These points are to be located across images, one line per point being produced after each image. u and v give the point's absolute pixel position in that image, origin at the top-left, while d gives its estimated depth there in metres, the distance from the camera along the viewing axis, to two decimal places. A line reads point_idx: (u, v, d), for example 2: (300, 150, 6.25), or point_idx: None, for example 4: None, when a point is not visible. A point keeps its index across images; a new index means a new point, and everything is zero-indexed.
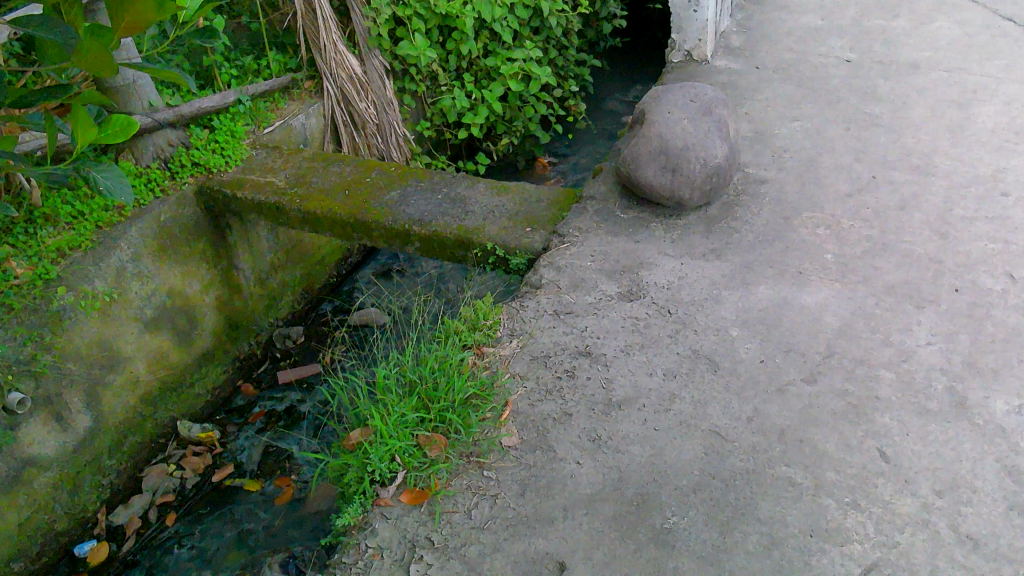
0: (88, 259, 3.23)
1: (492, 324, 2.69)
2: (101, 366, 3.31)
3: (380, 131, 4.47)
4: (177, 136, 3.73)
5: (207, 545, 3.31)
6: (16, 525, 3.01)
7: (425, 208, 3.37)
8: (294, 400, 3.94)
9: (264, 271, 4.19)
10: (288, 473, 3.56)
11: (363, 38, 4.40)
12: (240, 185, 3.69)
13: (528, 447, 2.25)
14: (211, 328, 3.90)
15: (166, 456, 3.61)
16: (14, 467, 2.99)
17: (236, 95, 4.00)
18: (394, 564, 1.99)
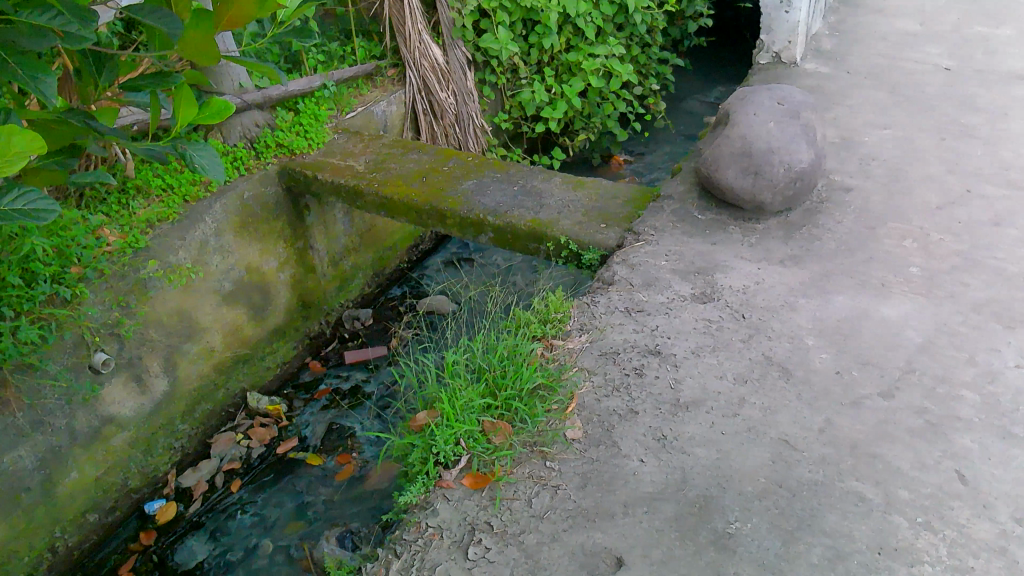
0: (174, 231, 3.38)
1: (562, 318, 2.72)
2: (180, 334, 3.46)
3: (458, 121, 4.53)
4: (264, 117, 3.88)
5: (269, 513, 3.43)
6: (93, 479, 3.18)
7: (501, 199, 3.40)
8: (359, 380, 4.02)
9: (338, 253, 4.30)
10: (349, 450, 3.65)
11: (447, 29, 4.46)
12: (321, 167, 3.79)
13: (592, 441, 2.26)
14: (285, 305, 4.02)
15: (234, 425, 3.75)
16: (95, 424, 3.16)
17: (321, 80, 4.14)
18: (453, 545, 2.03)
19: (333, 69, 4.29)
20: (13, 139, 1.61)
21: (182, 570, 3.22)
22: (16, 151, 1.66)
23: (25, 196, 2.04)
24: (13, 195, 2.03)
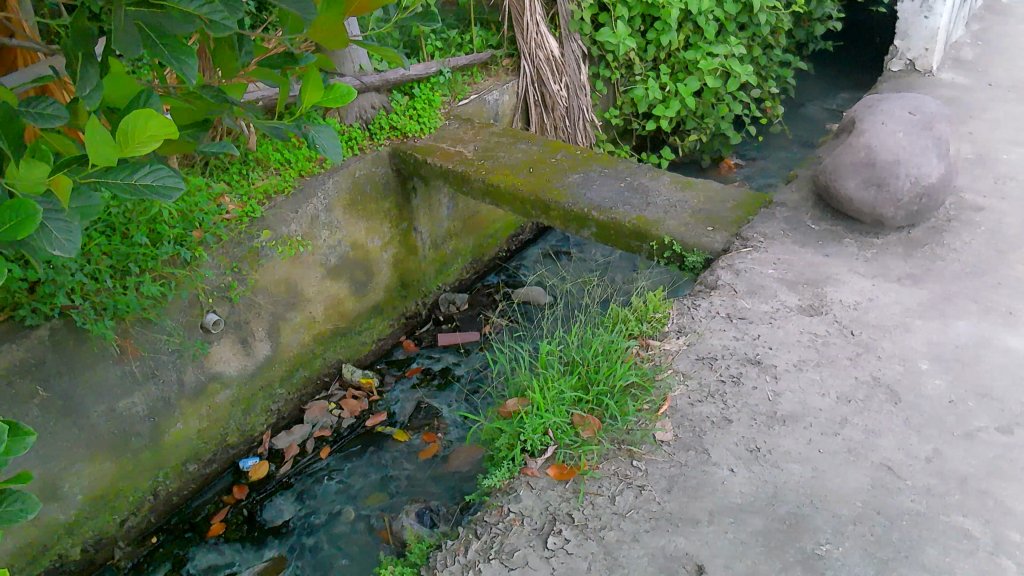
0: (288, 203, 3.55)
1: (660, 318, 2.70)
2: (285, 303, 3.62)
3: (568, 114, 4.54)
4: (380, 100, 4.02)
5: (353, 483, 3.53)
6: (196, 431, 3.39)
7: (606, 194, 3.39)
8: (450, 362, 4.09)
9: (440, 238, 4.38)
10: (435, 430, 3.71)
11: (565, 22, 4.48)
12: (431, 151, 3.87)
13: (681, 445, 2.23)
14: (385, 283, 4.14)
15: (328, 394, 3.90)
16: (202, 379, 3.36)
17: (438, 67, 4.26)
18: (533, 533, 2.05)
19: (449, 57, 4.39)
20: (149, 122, 1.40)
21: (268, 527, 3.34)
22: (149, 135, 1.43)
23: (154, 171, 1.55)
24: (139, 170, 1.54)
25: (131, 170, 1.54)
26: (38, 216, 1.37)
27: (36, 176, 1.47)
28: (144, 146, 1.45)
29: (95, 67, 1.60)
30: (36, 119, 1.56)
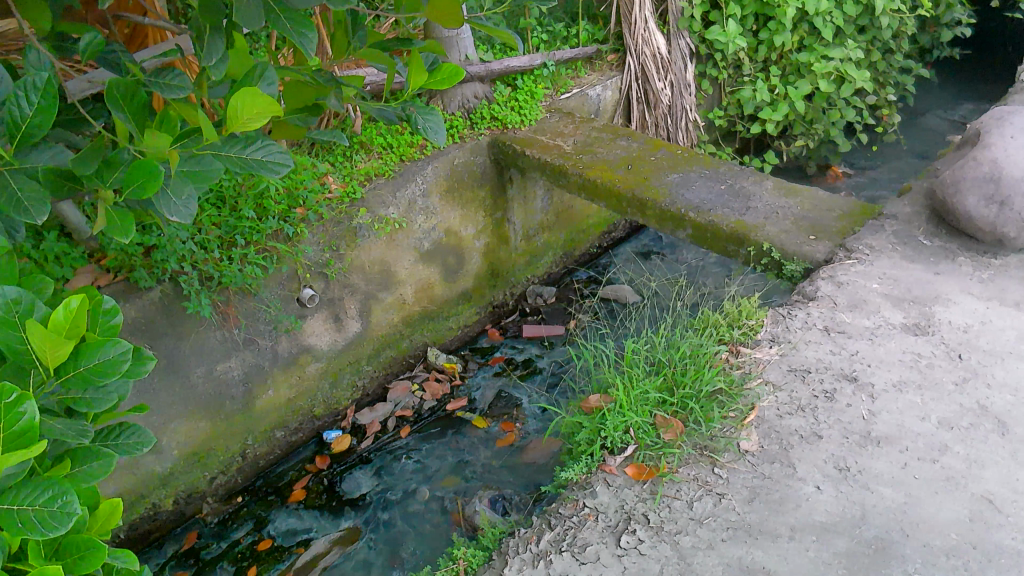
0: (387, 186, 3.64)
1: (753, 326, 2.63)
2: (378, 283, 3.73)
3: (671, 113, 4.47)
4: (483, 90, 4.08)
5: (429, 463, 3.58)
6: (285, 399, 3.54)
7: (705, 196, 3.32)
8: (533, 354, 4.10)
9: (532, 230, 4.38)
10: (514, 419, 3.71)
11: (674, 19, 4.41)
12: (530, 143, 3.89)
13: (766, 457, 2.17)
14: (475, 271, 4.18)
15: (412, 375, 3.99)
16: (294, 351, 3.50)
17: (542, 60, 4.29)
18: (606, 529, 2.04)
19: (555, 50, 4.40)
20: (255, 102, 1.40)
21: (346, 498, 3.45)
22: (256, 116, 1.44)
23: (267, 146, 1.58)
24: (252, 144, 1.57)
25: (244, 145, 1.57)
26: (162, 176, 1.43)
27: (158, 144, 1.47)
28: (251, 122, 1.45)
29: (222, 40, 1.64)
30: (163, 90, 1.60)
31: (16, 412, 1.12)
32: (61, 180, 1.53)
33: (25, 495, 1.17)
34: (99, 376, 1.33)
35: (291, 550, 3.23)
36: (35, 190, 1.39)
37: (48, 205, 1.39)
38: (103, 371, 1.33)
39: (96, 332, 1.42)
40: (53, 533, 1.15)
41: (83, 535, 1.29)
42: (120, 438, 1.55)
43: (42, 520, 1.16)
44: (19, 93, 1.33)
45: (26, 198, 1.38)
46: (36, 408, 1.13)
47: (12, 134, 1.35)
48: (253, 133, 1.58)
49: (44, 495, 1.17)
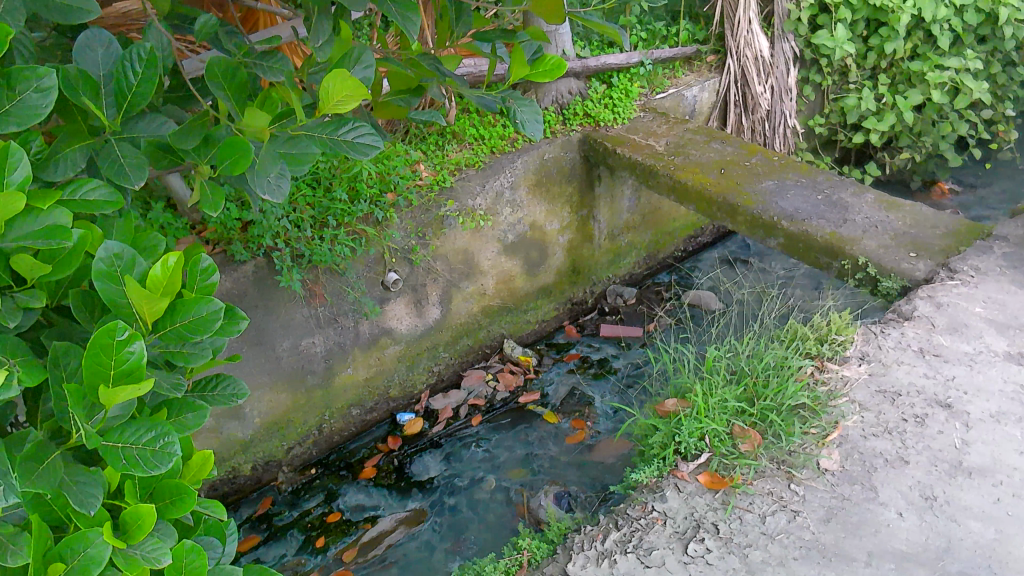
0: (477, 177, 3.69)
1: (843, 342, 2.53)
2: (460, 272, 3.78)
3: (769, 118, 4.36)
4: (578, 86, 4.08)
5: (498, 454, 3.59)
6: (362, 378, 3.64)
7: (800, 205, 3.23)
8: (609, 353, 4.07)
9: (617, 229, 4.33)
10: (585, 417, 3.68)
11: (779, 21, 4.29)
12: (622, 142, 3.86)
13: (846, 477, 2.11)
14: (557, 266, 4.18)
15: (487, 365, 4.03)
16: (375, 332, 3.60)
17: (639, 58, 4.25)
18: (674, 535, 2.02)
19: (653, 48, 4.36)
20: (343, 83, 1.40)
21: (414, 480, 3.51)
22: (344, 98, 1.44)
23: (357, 128, 1.50)
24: (343, 125, 1.51)
25: (336, 127, 1.52)
26: (253, 156, 1.42)
27: (257, 123, 1.48)
28: (341, 105, 1.45)
29: (328, 23, 1.70)
30: (264, 72, 1.66)
31: (125, 351, 1.12)
32: (161, 155, 1.53)
33: (128, 434, 1.18)
34: (195, 333, 1.29)
35: (359, 525, 3.32)
36: (136, 157, 1.39)
37: (147, 170, 1.39)
38: (200, 328, 1.29)
39: (193, 289, 1.36)
40: (153, 472, 1.17)
41: (175, 480, 1.33)
42: (219, 389, 1.52)
43: (144, 460, 1.17)
44: (127, 64, 1.32)
45: (126, 164, 1.38)
46: (143, 349, 1.13)
47: (120, 102, 1.35)
48: (345, 115, 1.51)
49: (146, 437, 1.18)
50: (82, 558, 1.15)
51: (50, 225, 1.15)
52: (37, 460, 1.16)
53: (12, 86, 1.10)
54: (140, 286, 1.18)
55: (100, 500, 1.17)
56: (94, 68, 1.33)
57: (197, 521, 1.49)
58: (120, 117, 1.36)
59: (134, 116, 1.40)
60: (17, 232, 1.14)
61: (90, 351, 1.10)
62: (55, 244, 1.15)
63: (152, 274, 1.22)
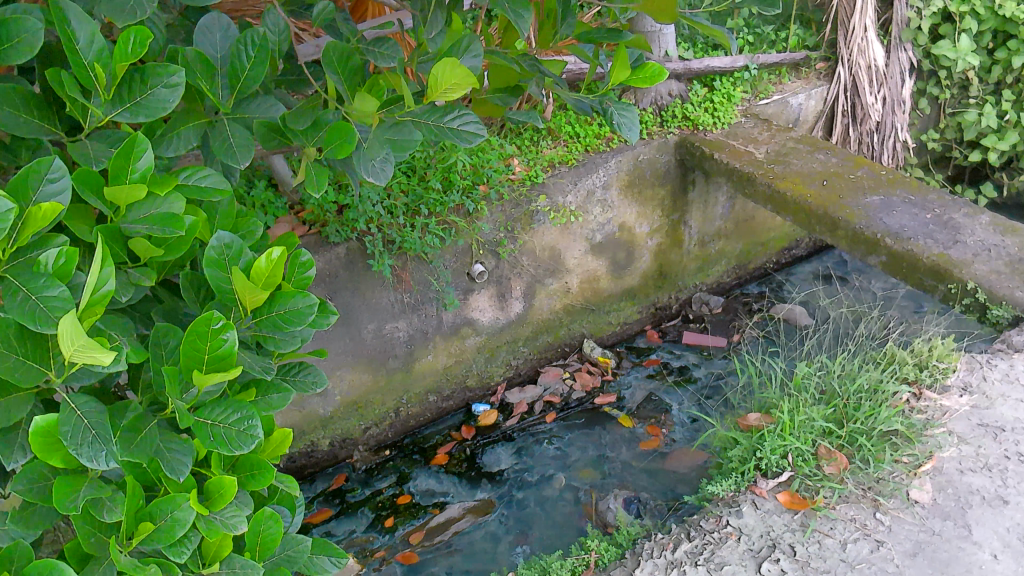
0: (569, 174, 3.67)
1: (944, 370, 2.42)
2: (545, 268, 3.78)
3: (878, 130, 4.18)
4: (678, 88, 4.03)
5: (569, 452, 3.58)
6: (442, 366, 3.71)
7: (907, 223, 3.09)
8: (690, 361, 3.99)
9: (708, 236, 4.23)
10: (660, 424, 3.61)
11: (897, 30, 4.11)
12: (720, 147, 3.78)
13: (937, 512, 2.02)
14: (643, 270, 4.12)
15: (565, 363, 4.03)
16: (457, 321, 3.65)
17: (745, 62, 4.14)
18: (748, 552, 1.98)
19: (760, 53, 4.26)
20: (453, 72, 1.47)
21: (485, 470, 3.55)
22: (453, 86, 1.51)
23: (462, 115, 1.58)
24: (449, 113, 1.58)
25: (442, 114, 1.58)
26: (355, 143, 1.49)
27: (368, 107, 1.56)
28: (450, 92, 1.52)
29: (441, 17, 1.73)
30: (376, 58, 1.70)
31: (220, 338, 1.16)
32: (269, 133, 1.54)
33: (217, 412, 1.22)
34: (288, 323, 1.32)
35: (427, 509, 3.38)
36: (245, 139, 1.45)
37: (254, 150, 1.45)
38: (293, 319, 1.32)
39: (291, 281, 1.40)
40: (238, 452, 1.22)
41: (254, 455, 1.37)
42: (298, 375, 1.53)
43: (230, 439, 1.22)
44: (243, 50, 1.38)
45: (234, 142, 1.44)
46: (237, 336, 1.17)
47: (233, 85, 1.42)
48: (450, 103, 1.59)
49: (234, 417, 1.23)
50: (170, 517, 1.23)
51: (166, 212, 1.24)
52: (135, 431, 1.20)
53: (145, 80, 1.18)
54: (240, 273, 1.23)
55: (188, 468, 1.22)
56: (212, 50, 1.39)
57: (271, 492, 1.59)
58: (234, 100, 1.43)
59: (246, 98, 1.46)
60: (137, 215, 1.23)
61: (189, 335, 1.15)
62: (168, 230, 1.22)
63: (257, 263, 1.26)
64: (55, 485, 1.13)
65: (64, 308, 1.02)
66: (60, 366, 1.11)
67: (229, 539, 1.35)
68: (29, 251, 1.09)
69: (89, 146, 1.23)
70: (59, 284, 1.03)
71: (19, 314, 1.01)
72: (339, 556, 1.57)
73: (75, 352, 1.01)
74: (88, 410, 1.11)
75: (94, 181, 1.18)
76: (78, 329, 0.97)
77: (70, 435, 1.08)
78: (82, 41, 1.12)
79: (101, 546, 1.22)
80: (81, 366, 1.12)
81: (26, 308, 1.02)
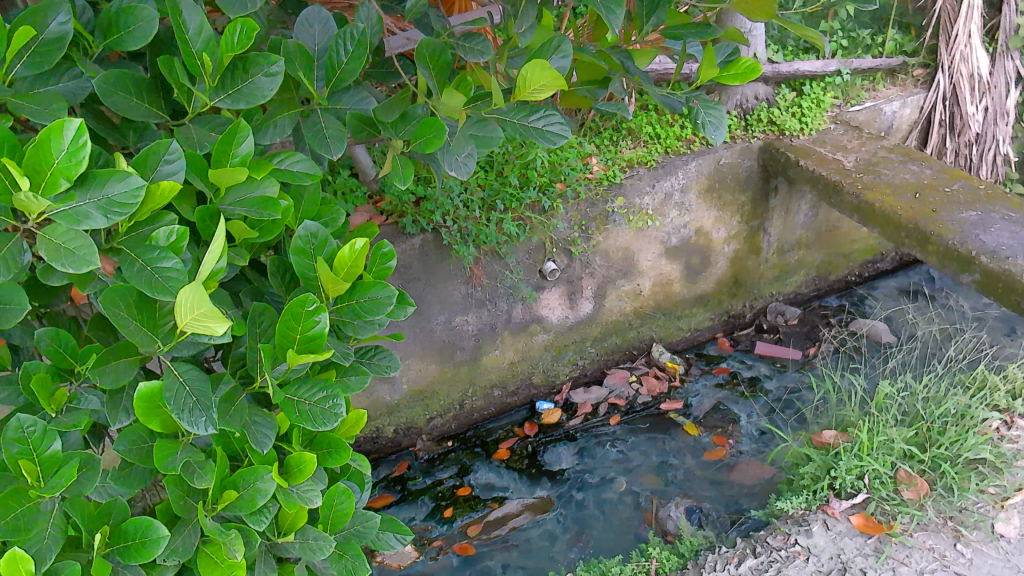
0: (647, 175, 3.62)
1: None
2: (618, 269, 3.74)
3: (977, 142, 3.99)
4: (765, 91, 3.95)
5: (632, 457, 3.54)
6: (509, 361, 3.72)
7: (1005, 241, 2.93)
8: (761, 373, 3.89)
9: (788, 244, 4.10)
10: (727, 435, 3.52)
11: (1005, 36, 3.90)
12: (806, 154, 3.66)
13: (1020, 547, 2.11)
14: (718, 276, 4.03)
15: (632, 366, 3.99)
16: (526, 318, 3.66)
17: (837, 66, 4.04)
18: (817, 571, 2.11)
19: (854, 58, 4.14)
20: (542, 73, 1.48)
21: (546, 468, 3.54)
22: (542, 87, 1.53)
23: (548, 116, 1.60)
24: (535, 113, 1.61)
25: (528, 114, 1.61)
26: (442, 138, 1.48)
27: (454, 104, 1.57)
28: (538, 92, 1.54)
29: (534, 10, 1.73)
30: (467, 53, 1.70)
31: (312, 320, 1.20)
32: (361, 126, 1.56)
33: (304, 390, 1.27)
34: (370, 311, 1.34)
35: (486, 502, 3.40)
36: (337, 130, 1.49)
37: (346, 143, 1.48)
38: (375, 308, 1.33)
39: (372, 269, 1.39)
40: (320, 428, 1.25)
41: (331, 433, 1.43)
42: (375, 358, 1.52)
43: (315, 416, 1.25)
44: (340, 43, 1.42)
45: (329, 134, 1.48)
46: (329, 319, 1.21)
47: (329, 78, 1.45)
48: (537, 103, 1.61)
49: (319, 395, 1.26)
50: (252, 487, 1.28)
51: (259, 196, 1.29)
52: (230, 402, 1.26)
53: (248, 69, 1.23)
54: (322, 261, 1.26)
55: (270, 442, 1.27)
56: (311, 42, 1.46)
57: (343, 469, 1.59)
58: (329, 91, 1.47)
59: (341, 89, 1.51)
60: (235, 198, 1.29)
61: (283, 316, 1.20)
62: (264, 213, 1.28)
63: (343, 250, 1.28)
64: (156, 448, 1.18)
65: (179, 280, 1.09)
66: (166, 335, 1.14)
67: (303, 512, 1.37)
68: (145, 226, 1.16)
69: (194, 131, 1.28)
70: (175, 257, 1.10)
71: (140, 282, 1.08)
72: (403, 532, 1.62)
73: (191, 320, 1.09)
74: (189, 377, 1.17)
75: (201, 164, 1.24)
76: (202, 297, 1.04)
77: (173, 400, 1.14)
78: (192, 29, 1.16)
79: (188, 510, 1.27)
80: (187, 337, 1.15)
81: (145, 276, 1.09)
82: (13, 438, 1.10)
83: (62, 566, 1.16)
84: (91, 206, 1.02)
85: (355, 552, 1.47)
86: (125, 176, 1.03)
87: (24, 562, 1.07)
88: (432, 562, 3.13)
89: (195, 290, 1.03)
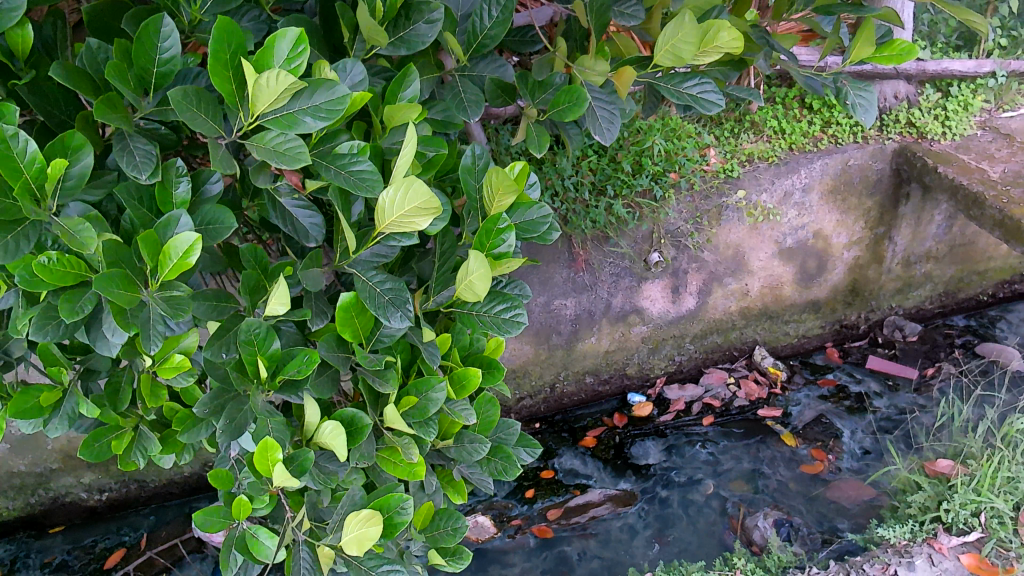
0: (767, 172, 3.47)
1: None
2: (729, 266, 3.60)
3: None
4: (905, 90, 3.73)
5: (723, 461, 3.41)
6: (605, 350, 3.64)
7: None
8: (871, 390, 3.67)
9: (916, 255, 3.82)
10: (827, 450, 3.34)
11: None
12: (946, 161, 3.40)
13: None
14: (833, 283, 3.80)
15: (732, 368, 3.85)
16: (626, 309, 3.56)
17: (992, 68, 3.82)
18: None
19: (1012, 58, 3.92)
20: (720, 35, 1.47)
21: (632, 462, 3.48)
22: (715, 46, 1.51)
23: (702, 84, 1.63)
24: (688, 80, 1.64)
25: (682, 80, 1.65)
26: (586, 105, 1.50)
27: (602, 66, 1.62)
28: (704, 56, 1.53)
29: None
30: (615, 17, 1.66)
31: (499, 238, 1.27)
32: (498, 92, 1.55)
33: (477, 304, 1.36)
34: (526, 229, 1.38)
35: (568, 489, 3.37)
36: (476, 94, 1.49)
37: (484, 106, 1.48)
38: (530, 226, 1.37)
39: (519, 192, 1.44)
40: (506, 336, 1.35)
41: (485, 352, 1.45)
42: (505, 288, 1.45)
43: (498, 326, 1.36)
44: (486, 7, 1.41)
45: (467, 98, 1.49)
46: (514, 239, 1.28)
47: (470, 44, 1.47)
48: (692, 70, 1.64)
49: (495, 308, 1.36)
50: (424, 397, 1.31)
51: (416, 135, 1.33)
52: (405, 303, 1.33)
53: (410, 16, 1.31)
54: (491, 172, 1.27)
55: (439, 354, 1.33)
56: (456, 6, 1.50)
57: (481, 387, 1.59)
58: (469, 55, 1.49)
59: (478, 56, 1.52)
60: (393, 138, 1.32)
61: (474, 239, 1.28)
62: (430, 146, 1.34)
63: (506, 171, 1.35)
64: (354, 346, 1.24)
65: (375, 179, 1.15)
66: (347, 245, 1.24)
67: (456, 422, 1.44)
68: (324, 143, 1.19)
69: None
70: (367, 160, 1.16)
71: (344, 184, 1.15)
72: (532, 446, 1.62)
73: (398, 218, 1.13)
74: (380, 283, 1.21)
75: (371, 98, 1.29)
76: (421, 190, 1.06)
77: (372, 300, 1.20)
78: None
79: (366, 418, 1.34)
80: (365, 253, 1.22)
81: (344, 178, 1.16)
82: (245, 339, 1.11)
83: (298, 451, 1.23)
84: (304, 111, 1.07)
85: (505, 454, 1.51)
86: (334, 86, 1.08)
87: (274, 449, 1.18)
88: (510, 540, 3.13)
89: (410, 185, 1.06)
